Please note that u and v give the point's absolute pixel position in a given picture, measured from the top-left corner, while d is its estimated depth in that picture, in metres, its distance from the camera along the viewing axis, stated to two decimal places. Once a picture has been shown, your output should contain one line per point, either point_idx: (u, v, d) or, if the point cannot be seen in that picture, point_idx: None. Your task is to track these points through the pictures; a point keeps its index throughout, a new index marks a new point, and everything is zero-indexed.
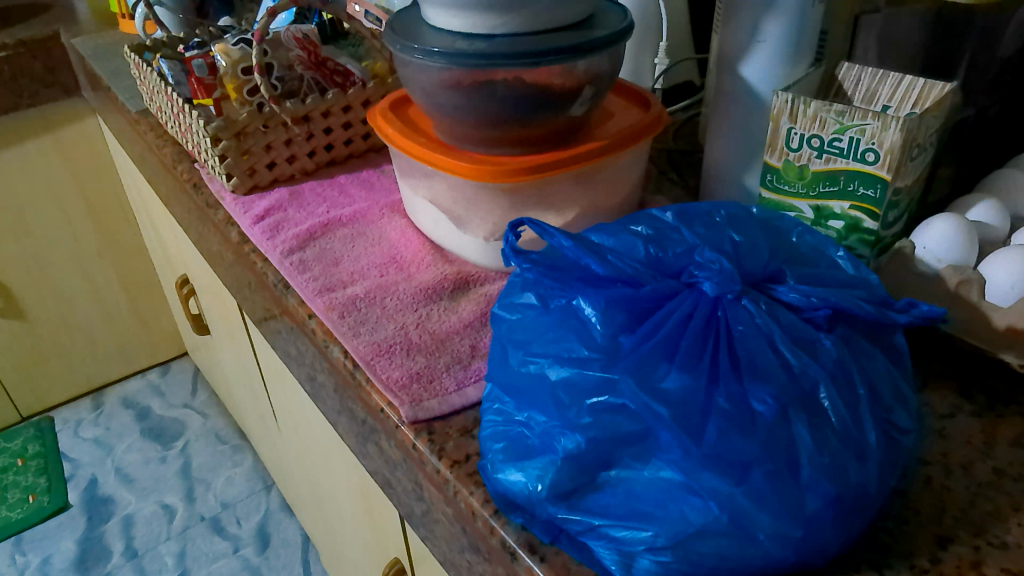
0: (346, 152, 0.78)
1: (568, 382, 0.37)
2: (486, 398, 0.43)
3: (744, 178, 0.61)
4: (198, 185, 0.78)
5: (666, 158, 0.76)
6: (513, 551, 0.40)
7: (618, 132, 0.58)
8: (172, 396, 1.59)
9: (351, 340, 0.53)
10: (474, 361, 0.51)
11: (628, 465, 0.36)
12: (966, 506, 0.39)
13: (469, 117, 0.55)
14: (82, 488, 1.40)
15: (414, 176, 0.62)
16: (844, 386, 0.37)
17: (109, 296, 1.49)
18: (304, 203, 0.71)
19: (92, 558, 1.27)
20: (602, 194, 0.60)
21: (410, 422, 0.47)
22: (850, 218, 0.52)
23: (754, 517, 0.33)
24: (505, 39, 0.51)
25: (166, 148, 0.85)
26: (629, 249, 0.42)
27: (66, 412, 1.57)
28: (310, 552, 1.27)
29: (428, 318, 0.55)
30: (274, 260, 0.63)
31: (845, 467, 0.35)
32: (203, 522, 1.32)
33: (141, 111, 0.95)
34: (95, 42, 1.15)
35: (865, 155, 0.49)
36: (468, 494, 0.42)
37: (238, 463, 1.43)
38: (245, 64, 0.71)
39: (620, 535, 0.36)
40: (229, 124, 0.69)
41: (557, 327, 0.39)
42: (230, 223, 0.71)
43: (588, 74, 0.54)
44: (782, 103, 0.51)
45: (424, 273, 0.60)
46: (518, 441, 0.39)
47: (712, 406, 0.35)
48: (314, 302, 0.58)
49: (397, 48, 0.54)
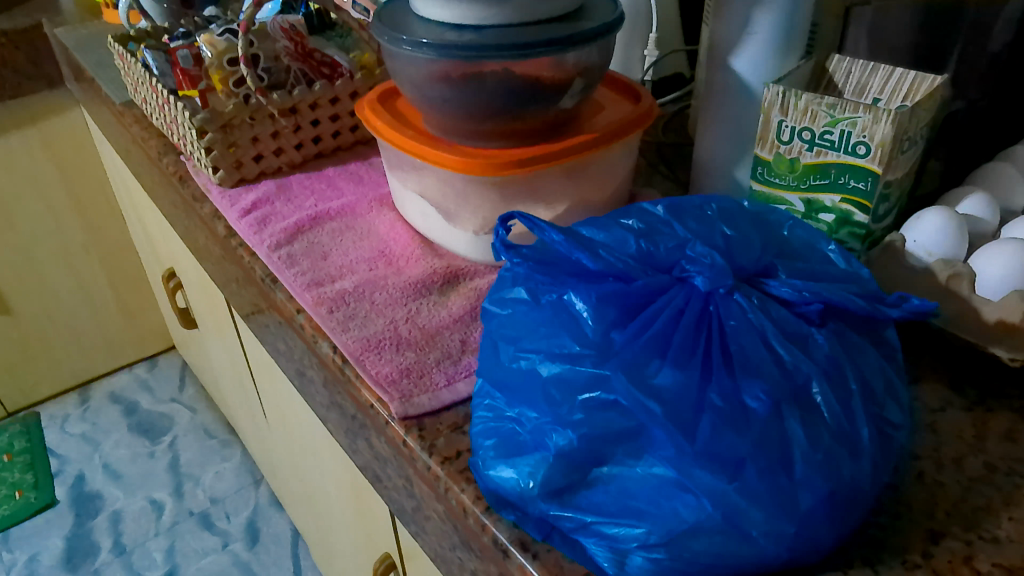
0: (334, 145, 0.77)
1: (560, 379, 0.37)
2: (476, 394, 0.43)
3: (734, 171, 0.61)
4: (184, 178, 0.76)
5: (656, 151, 0.75)
6: (505, 548, 0.40)
7: (608, 125, 0.58)
8: (160, 391, 1.58)
9: (339, 336, 0.53)
10: (464, 356, 0.50)
11: (620, 461, 0.35)
12: (958, 502, 0.39)
13: (458, 109, 0.55)
14: (69, 485, 1.39)
15: (403, 170, 0.62)
16: (837, 381, 0.36)
17: (95, 290, 1.48)
18: (292, 196, 0.70)
19: (80, 555, 1.26)
20: (592, 188, 0.60)
21: (400, 419, 0.46)
22: (841, 211, 0.52)
23: (747, 514, 0.33)
24: (495, 31, 0.51)
25: (150, 140, 0.84)
26: (621, 243, 0.42)
27: (53, 408, 1.55)
28: (300, 547, 1.27)
29: (418, 313, 0.54)
30: (262, 254, 0.62)
31: (838, 464, 0.34)
32: (192, 517, 1.32)
33: (126, 103, 0.94)
34: (79, 32, 1.13)
35: (856, 147, 0.49)
36: (459, 491, 0.42)
37: (227, 457, 1.43)
38: (231, 55, 0.69)
39: (613, 532, 0.35)
40: (215, 117, 0.69)
41: (549, 323, 0.39)
42: (216, 217, 0.70)
43: (578, 66, 0.54)
44: (773, 95, 0.51)
45: (413, 267, 0.59)
46: (510, 437, 0.39)
47: (703, 403, 0.34)
48: (302, 297, 0.57)
49: (386, 39, 0.53)
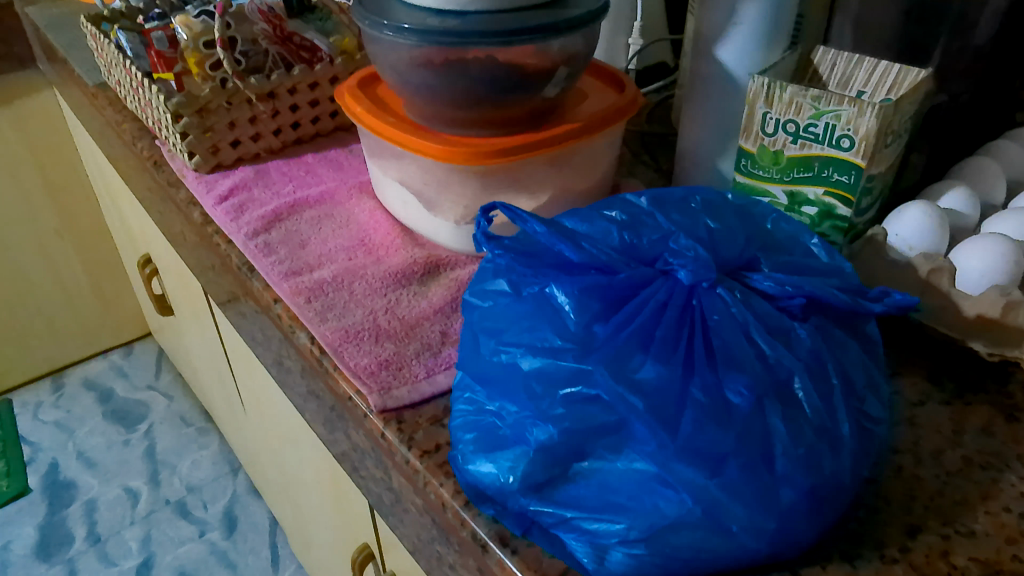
0: (314, 131, 0.76)
1: (541, 373, 0.36)
2: (457, 387, 0.42)
3: (718, 162, 0.60)
4: (159, 163, 0.75)
5: (639, 141, 0.75)
6: (484, 544, 0.39)
7: (592, 115, 0.57)
8: (136, 378, 1.56)
9: (317, 326, 0.52)
10: (444, 348, 0.50)
11: (601, 456, 0.35)
12: (936, 495, 0.40)
13: (440, 97, 0.54)
14: (42, 473, 1.37)
15: (383, 157, 0.61)
16: (819, 376, 0.36)
17: (69, 275, 1.45)
18: (270, 183, 0.69)
19: (54, 544, 1.25)
20: (575, 178, 0.59)
21: (379, 411, 0.46)
22: (824, 205, 0.52)
23: (728, 509, 0.33)
24: (478, 16, 0.50)
25: (124, 123, 0.82)
26: (604, 235, 0.41)
27: (26, 395, 1.53)
28: (277, 536, 1.26)
29: (397, 303, 0.54)
30: (238, 242, 0.61)
31: (819, 459, 0.34)
32: (168, 506, 1.30)
33: (100, 85, 0.91)
34: (51, 11, 1.11)
35: (840, 141, 0.48)
36: (438, 485, 0.42)
37: (205, 445, 1.41)
38: (206, 37, 0.69)
39: (594, 528, 0.35)
40: (191, 100, 0.67)
41: (530, 315, 0.38)
42: (192, 203, 0.69)
43: (563, 53, 0.53)
44: (758, 87, 0.51)
45: (393, 256, 0.59)
46: (490, 431, 0.39)
47: (686, 398, 0.34)
48: (280, 286, 0.56)
49: (367, 24, 0.52)
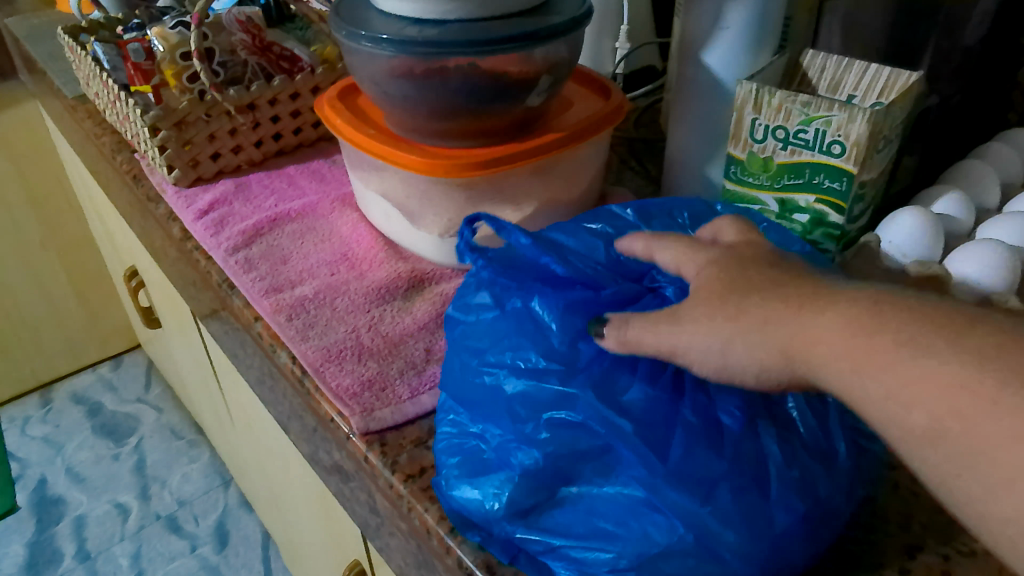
0: (296, 142, 0.75)
1: (525, 396, 0.35)
2: (440, 407, 0.41)
3: (706, 169, 0.59)
4: (138, 177, 0.73)
5: (627, 147, 0.74)
6: (470, 571, 0.38)
7: (578, 123, 0.56)
8: (125, 391, 1.54)
9: (299, 345, 0.50)
10: (429, 366, 0.48)
11: (589, 480, 0.34)
12: (935, 512, 0.38)
13: (420, 107, 0.53)
14: (30, 489, 1.35)
15: (364, 170, 0.59)
16: (812, 395, 0.35)
17: (54, 288, 1.43)
18: (251, 196, 0.68)
19: (42, 562, 1.23)
20: (561, 187, 0.58)
21: (362, 434, 0.44)
22: (816, 212, 0.51)
23: (721, 536, 0.32)
24: (457, 25, 0.48)
25: (103, 136, 0.81)
26: (589, 250, 0.41)
27: (13, 409, 1.51)
28: (270, 549, 1.25)
29: (381, 320, 0.52)
30: (218, 258, 0.60)
31: (814, 482, 0.33)
32: (158, 521, 1.28)
33: (79, 97, 0.90)
34: (30, 22, 1.09)
35: (831, 147, 0.47)
36: (422, 511, 0.40)
37: (195, 458, 1.39)
38: (184, 49, 0.67)
39: (583, 555, 0.34)
40: (168, 114, 0.65)
41: (514, 334, 0.37)
42: (172, 218, 0.68)
43: (546, 61, 0.52)
44: (746, 93, 0.49)
45: (377, 270, 0.57)
46: (474, 455, 0.37)
47: (674, 421, 0.33)
48: (260, 303, 0.55)
49: (344, 34, 0.51)
